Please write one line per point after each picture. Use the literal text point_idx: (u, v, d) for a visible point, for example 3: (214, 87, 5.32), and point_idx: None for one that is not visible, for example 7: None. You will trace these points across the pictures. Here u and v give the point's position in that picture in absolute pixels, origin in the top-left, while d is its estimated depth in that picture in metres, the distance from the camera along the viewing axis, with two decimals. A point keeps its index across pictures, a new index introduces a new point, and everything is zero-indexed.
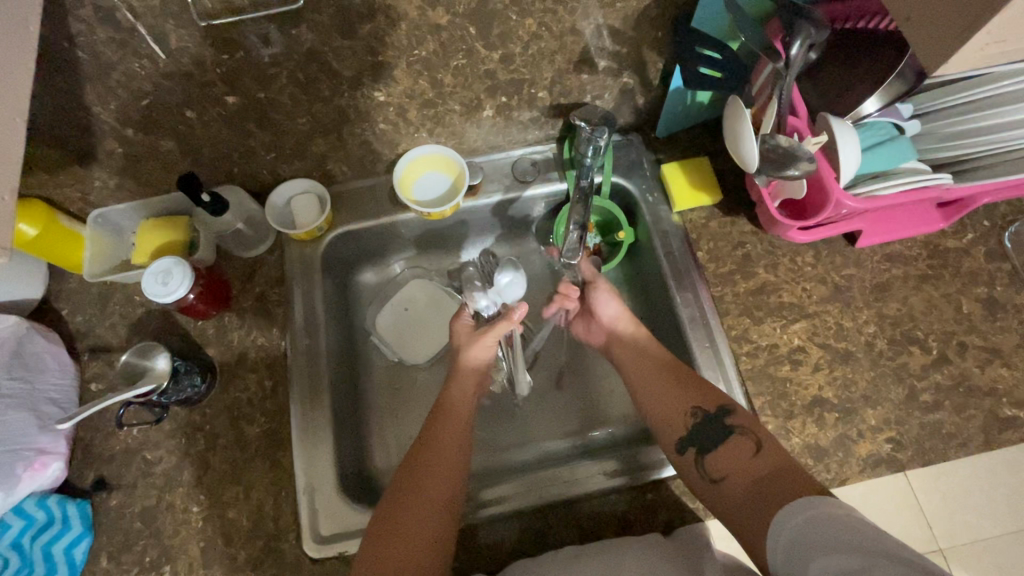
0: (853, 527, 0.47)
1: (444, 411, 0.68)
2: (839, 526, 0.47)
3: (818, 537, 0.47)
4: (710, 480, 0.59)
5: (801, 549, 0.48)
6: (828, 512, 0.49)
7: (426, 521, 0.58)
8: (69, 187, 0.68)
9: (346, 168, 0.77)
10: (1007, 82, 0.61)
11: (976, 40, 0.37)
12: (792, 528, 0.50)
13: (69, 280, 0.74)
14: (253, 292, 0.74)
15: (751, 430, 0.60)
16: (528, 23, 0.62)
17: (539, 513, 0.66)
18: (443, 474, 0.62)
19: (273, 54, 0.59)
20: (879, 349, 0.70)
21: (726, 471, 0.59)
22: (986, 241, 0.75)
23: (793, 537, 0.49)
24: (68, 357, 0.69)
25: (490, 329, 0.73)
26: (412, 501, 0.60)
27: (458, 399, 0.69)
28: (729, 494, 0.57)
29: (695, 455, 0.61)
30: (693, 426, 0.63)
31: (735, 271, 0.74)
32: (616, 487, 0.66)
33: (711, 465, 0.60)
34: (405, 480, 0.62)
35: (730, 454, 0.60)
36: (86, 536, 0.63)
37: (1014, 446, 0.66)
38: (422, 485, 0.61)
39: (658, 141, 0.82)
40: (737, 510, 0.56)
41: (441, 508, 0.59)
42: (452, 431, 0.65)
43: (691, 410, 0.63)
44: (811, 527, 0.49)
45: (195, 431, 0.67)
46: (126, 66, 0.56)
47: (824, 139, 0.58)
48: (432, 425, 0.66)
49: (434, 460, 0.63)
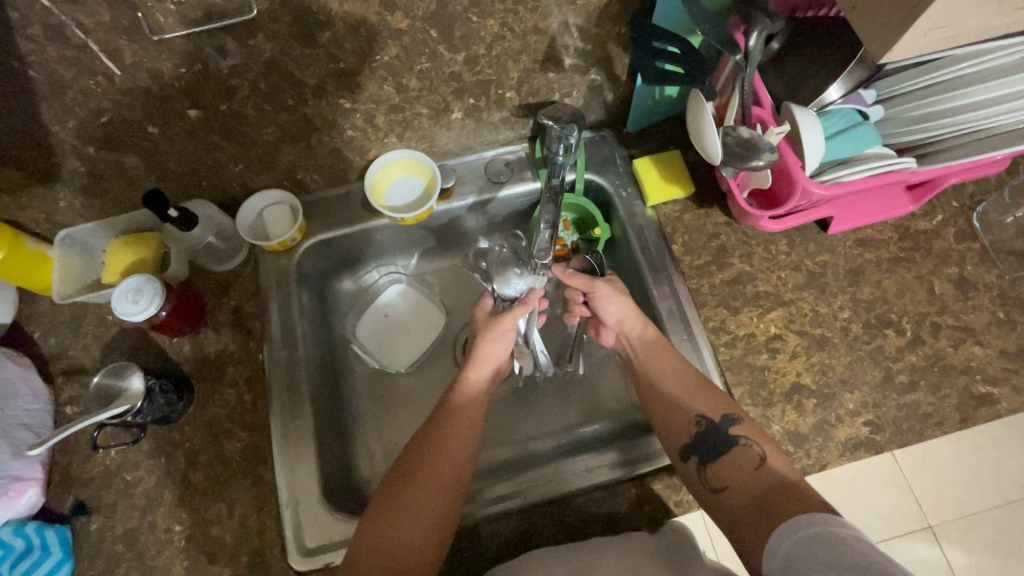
0: (855, 549, 0.44)
1: (451, 402, 0.67)
2: (839, 546, 0.45)
3: (817, 555, 0.46)
4: (712, 490, 0.59)
5: (798, 564, 0.47)
6: (832, 532, 0.47)
7: (418, 521, 0.58)
8: (33, 208, 0.67)
9: (317, 176, 0.76)
10: (966, 65, 0.62)
11: (919, 25, 0.38)
12: (792, 543, 0.49)
13: (39, 303, 0.73)
14: (228, 306, 0.73)
15: (754, 443, 0.60)
16: (491, 24, 0.62)
17: (530, 511, 0.66)
18: (441, 470, 0.61)
19: (232, 65, 0.58)
20: (855, 333, 0.71)
21: (727, 485, 0.58)
22: (955, 222, 0.76)
23: (789, 553, 0.48)
24: (41, 381, 0.68)
25: (510, 315, 0.71)
26: (408, 497, 0.59)
27: (472, 398, 0.68)
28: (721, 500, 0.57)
29: (699, 465, 0.61)
30: (698, 435, 0.62)
31: (710, 262, 0.75)
32: (606, 482, 0.66)
33: (713, 476, 0.60)
34: (401, 478, 0.61)
35: (734, 464, 0.59)
36: (67, 561, 0.62)
37: (991, 422, 0.67)
38: (419, 482, 0.60)
39: (629, 136, 0.82)
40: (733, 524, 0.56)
41: (439, 503, 0.59)
42: (457, 427, 0.65)
43: (695, 418, 0.63)
44: (810, 545, 0.47)
45: (175, 450, 0.67)
46: (82, 84, 0.55)
47: (786, 129, 0.57)
48: (440, 420, 0.66)
49: (432, 458, 0.62)
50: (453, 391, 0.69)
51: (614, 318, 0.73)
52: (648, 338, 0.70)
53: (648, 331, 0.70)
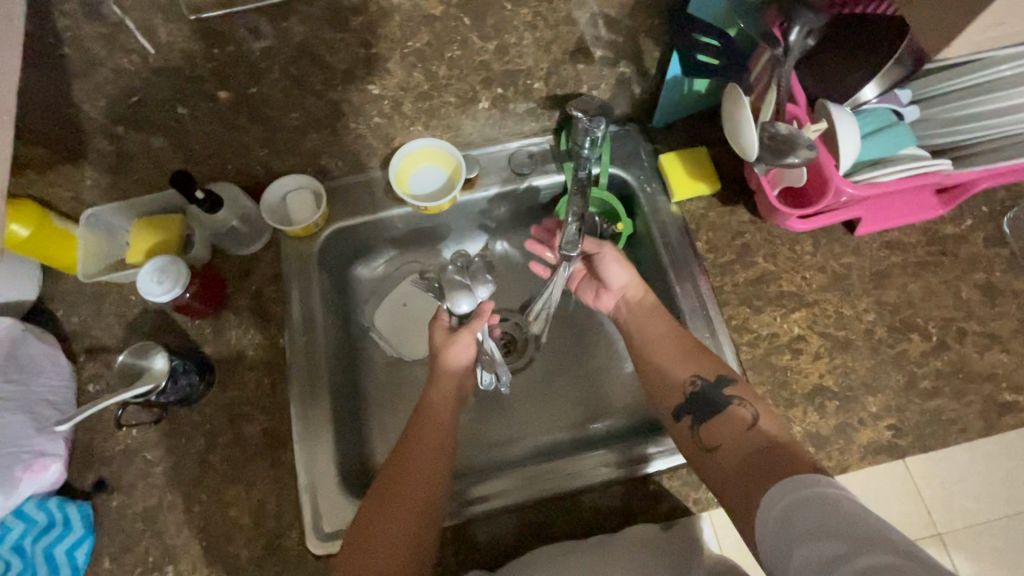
0: (847, 514, 0.44)
1: (418, 420, 0.65)
2: (831, 511, 0.45)
3: (808, 519, 0.45)
4: (704, 449, 0.59)
5: (789, 530, 0.46)
6: (823, 492, 0.46)
7: (403, 526, 0.57)
8: (61, 186, 0.67)
9: (341, 163, 0.76)
10: (1005, 67, 0.60)
11: (977, 23, 0.37)
12: (781, 509, 0.48)
13: (62, 281, 0.73)
14: (250, 290, 0.73)
15: (748, 403, 0.61)
16: (524, 13, 0.61)
17: (523, 508, 0.66)
18: (416, 493, 0.60)
19: (264, 48, 0.58)
20: (879, 337, 0.70)
21: (720, 441, 0.58)
22: (984, 227, 0.75)
23: (780, 517, 0.47)
24: (64, 359, 0.69)
25: (465, 328, 0.70)
26: (390, 501, 0.59)
27: (441, 403, 0.67)
28: (716, 464, 0.57)
29: (691, 422, 0.62)
30: (693, 395, 0.63)
31: (734, 260, 0.74)
32: (606, 480, 0.66)
33: (704, 434, 0.60)
34: (382, 495, 0.60)
35: (729, 423, 0.59)
36: (88, 537, 0.63)
37: (1012, 430, 0.67)
38: (393, 506, 0.58)
39: (655, 131, 0.81)
40: (718, 480, 0.56)
41: (415, 528, 0.58)
42: (432, 436, 0.64)
43: (691, 378, 0.64)
44: (800, 508, 0.46)
45: (195, 431, 0.67)
46: (115, 62, 0.55)
47: (823, 126, 0.58)
48: (412, 432, 0.64)
49: (406, 476, 0.60)
50: (429, 394, 0.68)
51: (618, 282, 0.74)
52: (646, 303, 0.72)
53: (648, 299, 0.72)
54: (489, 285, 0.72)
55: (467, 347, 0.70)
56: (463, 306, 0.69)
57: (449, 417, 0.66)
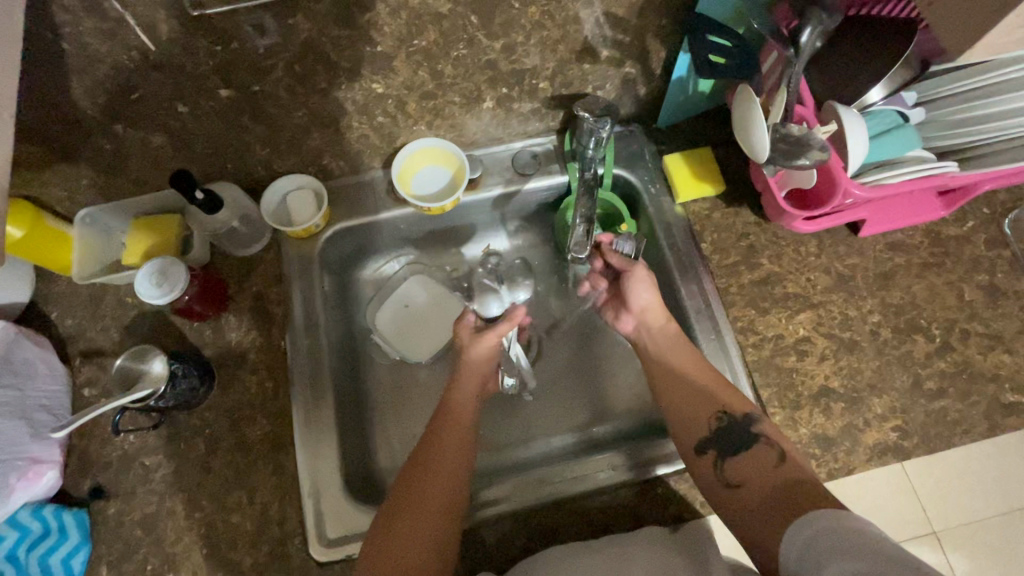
0: (872, 539, 0.45)
1: (442, 419, 0.65)
2: (858, 538, 0.45)
3: (834, 544, 0.46)
4: (727, 484, 0.58)
5: (815, 556, 0.47)
6: (849, 523, 0.47)
7: (423, 529, 0.56)
8: (55, 185, 0.65)
9: (343, 163, 0.75)
10: (1010, 70, 0.61)
11: None
12: (808, 536, 0.48)
13: (57, 283, 0.71)
14: (250, 292, 0.72)
15: (775, 442, 0.59)
16: (531, 12, 0.61)
17: (524, 515, 0.65)
18: (436, 493, 0.59)
19: (269, 45, 0.57)
20: (884, 338, 0.70)
21: (744, 478, 0.58)
22: (985, 229, 0.75)
23: (806, 543, 0.48)
24: (59, 362, 0.67)
25: (493, 331, 0.70)
26: (411, 504, 0.58)
27: (463, 399, 0.67)
28: (743, 501, 0.56)
29: (716, 457, 0.60)
30: (717, 430, 0.61)
31: (739, 262, 0.74)
32: (615, 483, 0.66)
33: (728, 471, 0.59)
34: (402, 494, 0.59)
35: (755, 460, 0.58)
36: (84, 545, 0.61)
37: (1015, 431, 0.67)
38: (416, 508, 0.57)
39: (659, 132, 0.81)
40: (735, 515, 0.56)
41: (438, 529, 0.57)
42: (455, 435, 0.63)
43: (715, 414, 0.62)
44: (825, 535, 0.47)
45: (195, 436, 0.66)
46: (115, 58, 0.54)
47: (832, 128, 0.59)
48: (429, 436, 0.63)
49: (427, 478, 0.60)
50: (451, 393, 0.67)
51: (640, 305, 0.71)
52: (669, 331, 0.69)
53: (670, 327, 0.69)
54: (528, 287, 0.83)
55: (489, 346, 0.70)
56: (493, 309, 0.76)
57: (472, 413, 0.66)
